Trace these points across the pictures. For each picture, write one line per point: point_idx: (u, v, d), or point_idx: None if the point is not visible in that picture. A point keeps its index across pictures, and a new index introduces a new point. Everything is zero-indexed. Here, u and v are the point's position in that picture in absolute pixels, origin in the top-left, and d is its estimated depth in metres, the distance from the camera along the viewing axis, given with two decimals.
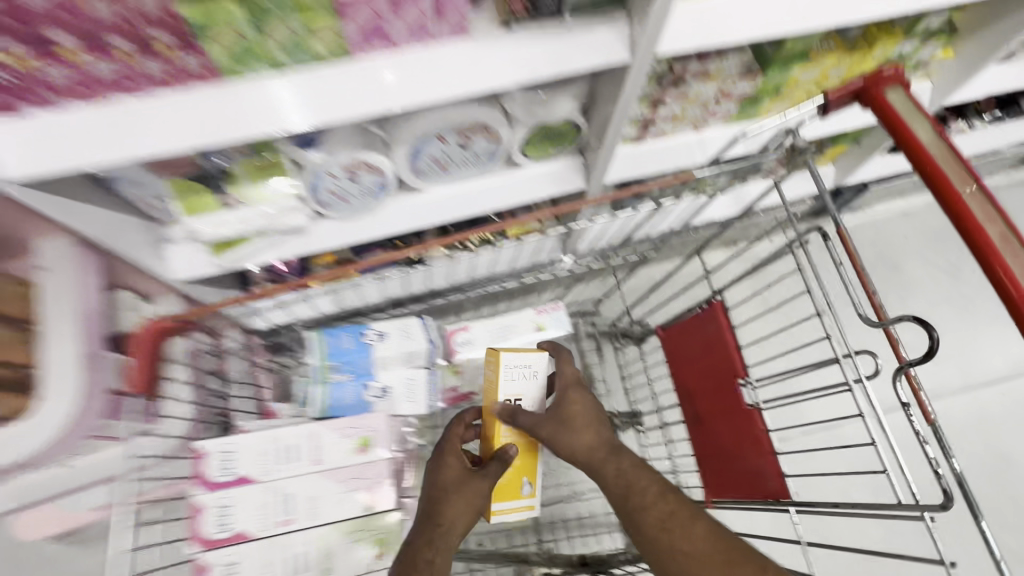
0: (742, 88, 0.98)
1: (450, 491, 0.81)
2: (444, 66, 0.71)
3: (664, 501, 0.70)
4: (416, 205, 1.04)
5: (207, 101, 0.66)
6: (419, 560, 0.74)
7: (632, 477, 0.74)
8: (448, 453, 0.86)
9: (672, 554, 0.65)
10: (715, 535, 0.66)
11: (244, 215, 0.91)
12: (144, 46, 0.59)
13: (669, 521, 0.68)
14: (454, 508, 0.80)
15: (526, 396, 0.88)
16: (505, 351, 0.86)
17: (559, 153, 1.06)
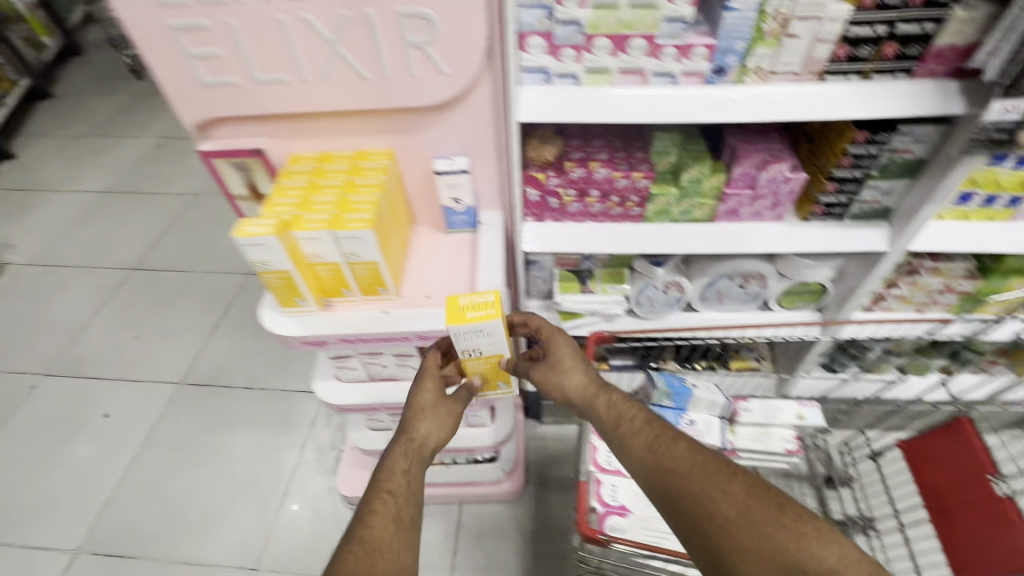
0: (964, 286, 1.31)
1: (426, 411, 0.93)
2: (766, 234, 1.20)
3: (648, 428, 0.84)
4: (690, 320, 1.46)
5: (629, 229, 1.21)
6: (394, 472, 0.85)
7: (618, 407, 0.89)
8: (422, 379, 0.94)
9: (659, 464, 0.79)
10: (691, 447, 0.79)
11: (590, 299, 1.41)
12: (623, 200, 1.16)
13: (659, 442, 0.82)
14: (427, 421, 0.93)
15: (490, 347, 0.92)
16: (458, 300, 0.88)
17: (802, 306, 1.45)
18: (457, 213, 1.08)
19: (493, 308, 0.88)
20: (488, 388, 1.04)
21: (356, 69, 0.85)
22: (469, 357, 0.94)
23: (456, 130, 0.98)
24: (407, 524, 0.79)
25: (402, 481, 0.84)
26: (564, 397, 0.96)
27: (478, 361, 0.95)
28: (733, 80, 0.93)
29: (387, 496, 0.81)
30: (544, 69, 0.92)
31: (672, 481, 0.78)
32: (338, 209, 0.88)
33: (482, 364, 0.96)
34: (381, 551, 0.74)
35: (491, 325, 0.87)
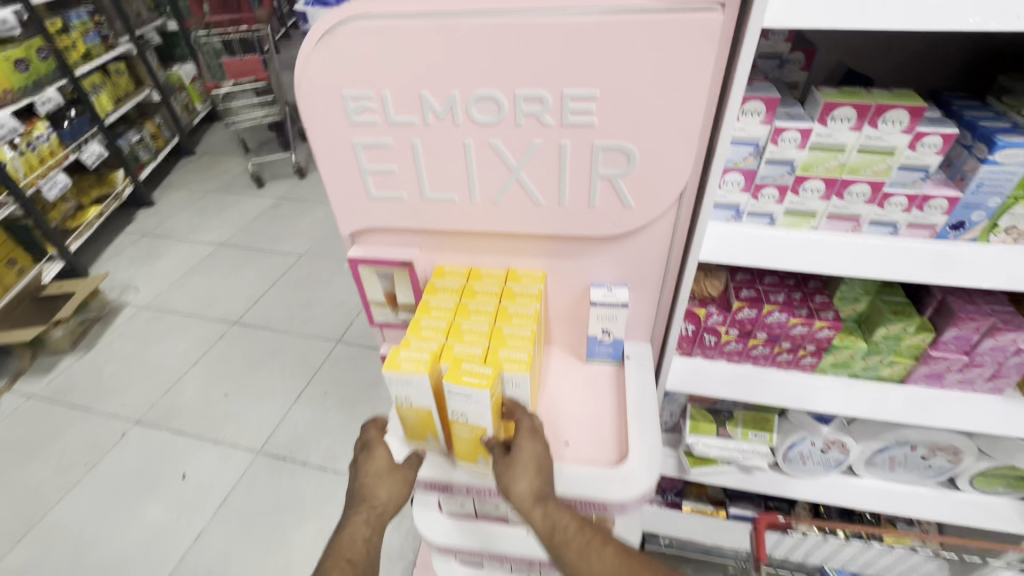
0: None
1: (383, 477, 0.80)
2: (979, 409, 0.96)
3: (584, 532, 0.72)
4: (849, 485, 1.21)
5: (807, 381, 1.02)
6: (354, 541, 0.77)
7: (556, 516, 0.72)
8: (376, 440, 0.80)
9: None
10: (622, 556, 0.70)
11: (727, 445, 1.20)
12: (795, 347, 0.99)
13: (586, 551, 0.70)
14: (387, 487, 0.80)
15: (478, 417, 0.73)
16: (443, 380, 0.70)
17: (1003, 491, 1.15)
18: (603, 344, 0.96)
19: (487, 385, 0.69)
20: (464, 458, 0.80)
21: (533, 195, 0.78)
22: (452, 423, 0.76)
23: (621, 259, 0.88)
24: None
25: (362, 550, 0.77)
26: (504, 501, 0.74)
27: (464, 428, 0.75)
28: (974, 237, 0.77)
29: (346, 562, 0.75)
30: (737, 207, 0.81)
31: None
32: (490, 341, 0.78)
33: (468, 434, 0.76)
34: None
35: (484, 398, 0.70)
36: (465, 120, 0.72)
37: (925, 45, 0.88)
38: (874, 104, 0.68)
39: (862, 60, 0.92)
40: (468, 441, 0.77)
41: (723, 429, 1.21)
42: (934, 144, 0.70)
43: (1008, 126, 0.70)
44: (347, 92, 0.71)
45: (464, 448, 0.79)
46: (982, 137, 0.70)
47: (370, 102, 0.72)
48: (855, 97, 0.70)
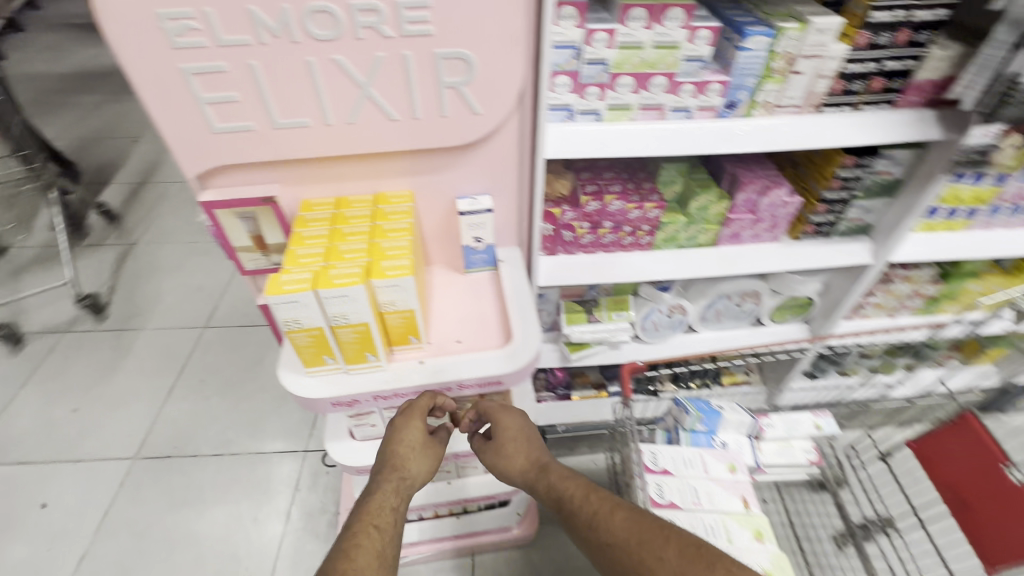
0: (928, 290, 1.45)
1: (416, 451, 0.96)
2: (765, 255, 1.26)
3: (591, 502, 0.88)
4: (690, 340, 1.50)
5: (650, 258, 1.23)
6: (385, 506, 0.89)
7: (560, 488, 0.93)
8: (412, 415, 0.95)
9: (599, 541, 0.83)
10: (629, 518, 0.83)
11: (597, 328, 1.40)
12: (634, 229, 1.18)
13: (596, 518, 0.86)
14: (417, 462, 0.97)
15: (359, 315, 0.77)
16: (313, 287, 0.73)
17: (792, 319, 1.52)
18: (478, 252, 1.05)
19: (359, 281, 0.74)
20: (351, 361, 0.85)
21: (386, 111, 0.81)
22: (332, 330, 0.79)
23: (479, 168, 0.96)
24: (388, 560, 0.82)
25: (390, 516, 0.89)
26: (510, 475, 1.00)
27: (347, 330, 0.79)
28: (743, 113, 0.98)
29: (374, 529, 0.85)
30: (568, 106, 0.93)
31: (614, 558, 0.81)
32: (370, 256, 0.82)
33: (351, 335, 0.80)
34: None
35: (360, 293, 0.74)
36: (304, 36, 0.72)
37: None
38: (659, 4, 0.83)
39: None
40: (353, 343, 0.82)
41: (591, 314, 1.41)
42: (704, 36, 0.88)
43: (753, 19, 0.90)
44: (161, 11, 0.67)
45: (350, 351, 0.83)
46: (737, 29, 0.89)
47: (193, 21, 0.68)
48: None
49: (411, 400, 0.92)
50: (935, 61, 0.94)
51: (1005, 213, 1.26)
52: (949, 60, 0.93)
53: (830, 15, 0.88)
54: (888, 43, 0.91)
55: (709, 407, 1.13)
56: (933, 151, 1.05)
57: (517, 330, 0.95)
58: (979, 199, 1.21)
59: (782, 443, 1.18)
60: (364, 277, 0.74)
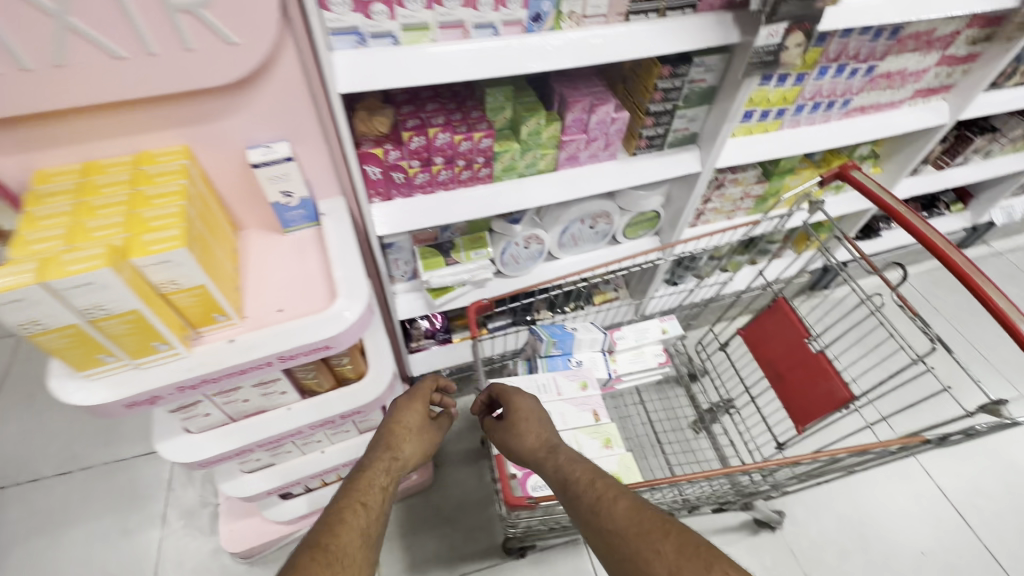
0: (756, 190, 1.57)
1: (412, 432, 1.07)
2: (605, 174, 1.27)
3: (595, 485, 0.79)
4: (553, 268, 1.53)
5: (493, 192, 1.19)
6: (374, 481, 0.94)
7: (565, 469, 0.85)
8: (415, 402, 1.13)
9: (596, 526, 0.73)
10: (631, 506, 0.74)
11: (457, 271, 1.37)
12: (470, 163, 1.12)
13: (598, 504, 0.76)
14: (410, 444, 1.06)
15: (119, 303, 0.65)
16: (38, 279, 0.59)
17: (644, 234, 1.60)
18: (291, 208, 0.94)
19: (103, 262, 0.61)
20: (137, 356, 0.74)
21: (106, 48, 0.65)
22: (88, 325, 0.66)
23: (265, 111, 0.83)
24: (374, 539, 0.84)
25: (379, 493, 0.93)
26: (515, 456, 0.95)
27: (111, 322, 0.67)
28: (552, 27, 0.93)
29: (359, 505, 0.87)
30: (355, 29, 0.82)
31: (609, 545, 0.72)
32: (127, 231, 0.69)
33: (121, 327, 0.68)
34: (344, 560, 0.76)
35: (108, 277, 0.62)
36: None
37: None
38: None
39: None
40: (129, 335, 0.70)
41: (449, 257, 1.36)
42: None
43: None
44: None
45: (129, 345, 0.71)
46: None
47: None
48: None
49: (229, 382, 0.83)
50: None
51: (809, 111, 1.37)
52: None
53: None
54: None
55: (561, 331, 1.16)
56: (737, 55, 1.09)
57: (343, 288, 0.88)
58: (785, 99, 1.29)
59: (634, 352, 1.26)
60: (111, 258, 0.61)
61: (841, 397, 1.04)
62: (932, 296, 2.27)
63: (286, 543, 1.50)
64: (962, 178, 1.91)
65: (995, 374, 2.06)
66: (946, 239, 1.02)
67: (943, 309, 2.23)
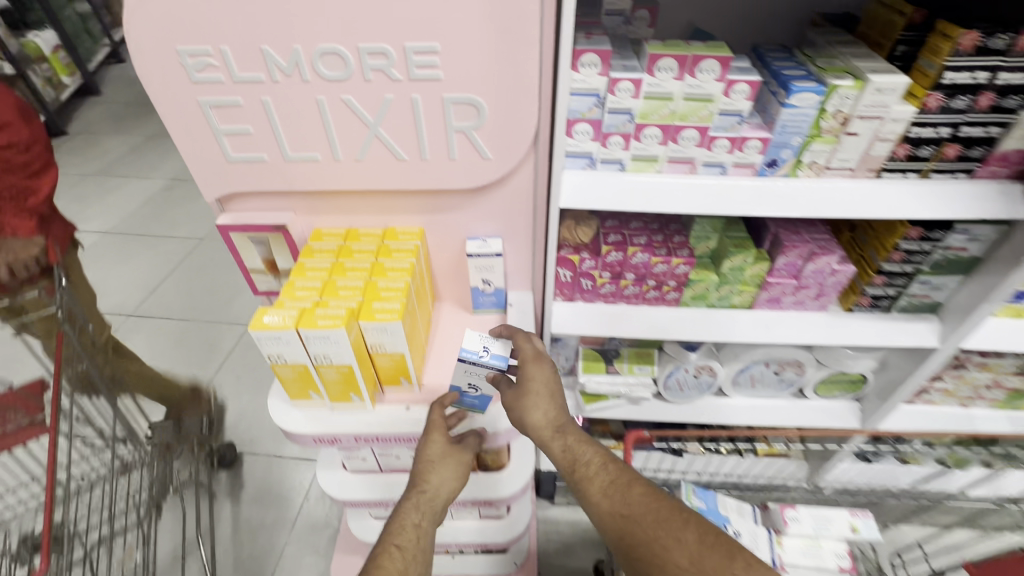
0: (1011, 382, 1.25)
1: (435, 463, 0.85)
2: (809, 325, 1.12)
3: (604, 471, 0.84)
4: (720, 404, 1.38)
5: (677, 316, 1.13)
6: (405, 526, 0.81)
7: (580, 451, 0.85)
8: (430, 429, 0.85)
9: (616, 517, 0.79)
10: (648, 492, 0.81)
11: (616, 380, 1.32)
12: (659, 284, 1.09)
13: (609, 488, 0.82)
14: (438, 475, 0.86)
15: (343, 356, 0.76)
16: (298, 324, 0.72)
17: (840, 395, 1.36)
18: (485, 294, 1.01)
19: (343, 322, 0.73)
20: (336, 399, 0.83)
21: (394, 151, 0.80)
22: (315, 367, 0.77)
23: (493, 211, 0.93)
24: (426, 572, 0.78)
25: (412, 535, 0.80)
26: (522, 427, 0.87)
27: (330, 370, 0.78)
28: (786, 173, 0.88)
29: (396, 550, 0.77)
30: (590, 155, 0.88)
31: (624, 530, 0.78)
32: (363, 296, 0.81)
33: (334, 374, 0.78)
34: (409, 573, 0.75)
35: (342, 336, 0.73)
36: (313, 75, 0.72)
37: (766, 8, 0.98)
38: (690, 55, 0.76)
39: (703, 18, 0.99)
40: (337, 383, 0.80)
41: (611, 365, 1.32)
42: (743, 90, 0.79)
43: (803, 74, 0.81)
44: (182, 47, 0.69)
45: (335, 390, 0.82)
46: (782, 83, 0.80)
47: (210, 58, 0.70)
48: (676, 49, 0.77)
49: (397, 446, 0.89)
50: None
51: None
52: None
53: (896, 74, 0.77)
54: (965, 107, 0.80)
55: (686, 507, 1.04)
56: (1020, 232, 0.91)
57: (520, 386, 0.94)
58: None
59: (806, 541, 1.04)
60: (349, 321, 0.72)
61: None
62: None
63: None
64: None
65: None
66: None
67: None
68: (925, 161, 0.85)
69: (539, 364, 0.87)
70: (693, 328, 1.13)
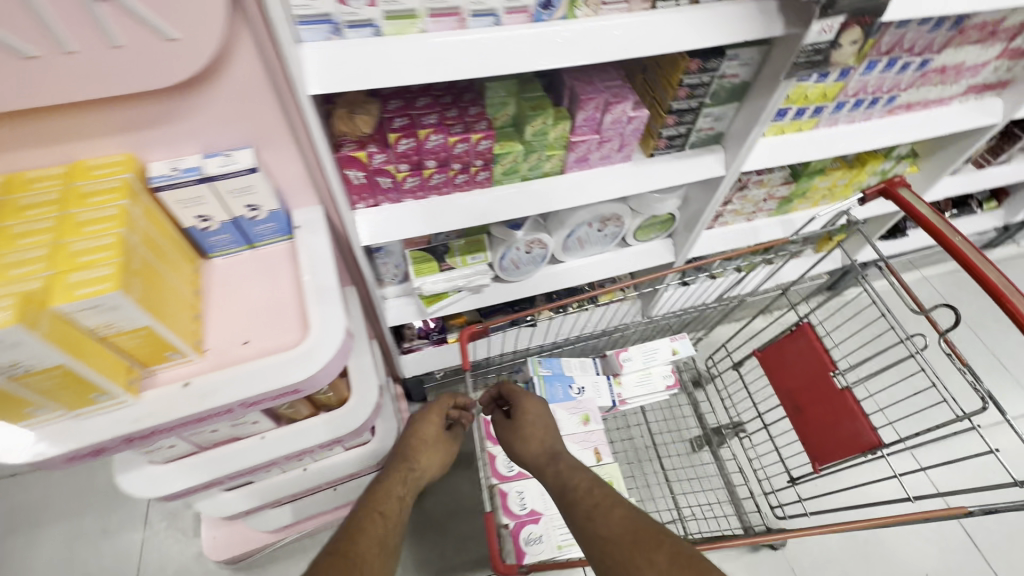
0: (780, 192, 1.44)
1: (428, 443, 1.09)
2: (619, 178, 1.14)
3: (584, 486, 0.81)
4: (556, 272, 1.42)
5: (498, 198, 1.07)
6: (389, 494, 0.91)
7: (563, 476, 0.85)
8: (432, 412, 1.12)
9: (589, 538, 0.71)
10: (628, 515, 0.72)
11: (452, 276, 1.26)
12: (466, 167, 0.99)
13: (592, 512, 0.74)
14: (428, 455, 1.08)
15: (46, 358, 0.55)
16: None
17: (656, 236, 1.47)
18: (211, 234, 0.81)
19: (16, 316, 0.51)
20: (76, 405, 0.64)
21: (7, 44, 0.52)
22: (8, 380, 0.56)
23: (221, 112, 0.71)
24: (391, 548, 0.81)
25: (394, 504, 0.91)
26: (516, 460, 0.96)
27: (38, 378, 0.57)
28: (564, 14, 0.79)
29: (378, 516, 0.86)
30: (327, 17, 0.68)
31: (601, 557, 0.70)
32: (53, 270, 0.58)
33: (49, 380, 0.58)
34: (365, 564, 0.73)
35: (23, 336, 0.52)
36: None
37: None
38: None
39: None
40: (60, 390, 0.60)
41: (443, 261, 1.25)
42: None
43: None
44: None
45: (64, 397, 0.62)
46: None
47: None
48: None
49: (191, 427, 0.74)
50: None
51: (848, 110, 1.23)
52: None
53: None
54: None
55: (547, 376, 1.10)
56: (777, 48, 0.94)
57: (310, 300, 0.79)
58: (824, 96, 1.14)
59: (641, 374, 1.17)
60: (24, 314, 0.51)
61: (867, 440, 0.95)
62: (953, 299, 2.13)
63: (271, 549, 1.45)
64: (1001, 179, 1.74)
65: (1014, 386, 1.94)
66: (962, 233, 0.93)
67: (965, 314, 2.10)
68: None
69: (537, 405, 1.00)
70: (515, 208, 1.08)
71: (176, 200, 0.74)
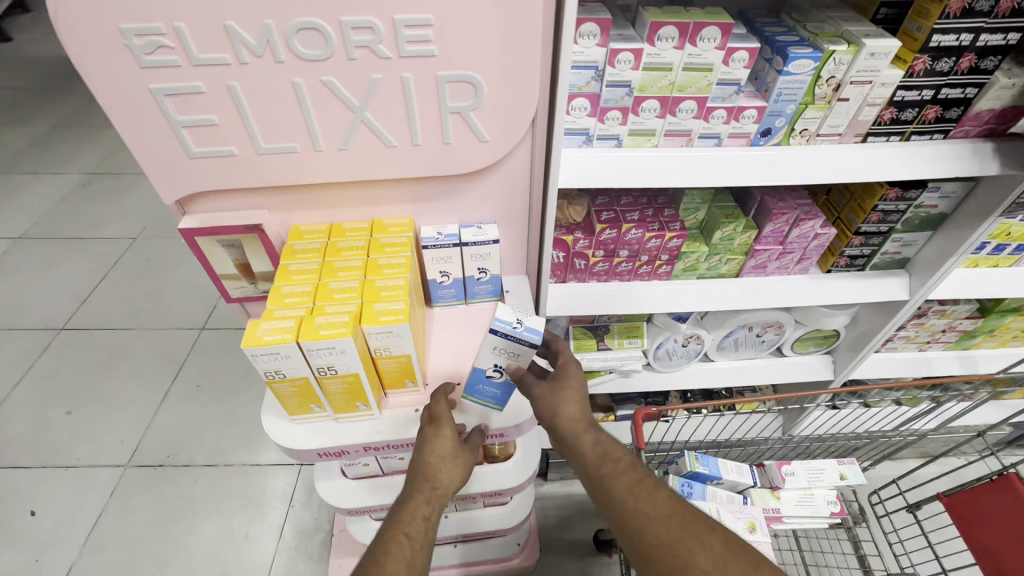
0: (964, 325, 1.35)
1: (447, 461, 0.78)
2: (794, 287, 1.16)
3: (633, 467, 0.78)
4: (705, 370, 1.42)
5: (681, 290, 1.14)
6: (416, 516, 0.75)
7: (607, 449, 0.81)
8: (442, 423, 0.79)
9: (642, 526, 0.72)
10: (674, 498, 0.74)
11: (607, 356, 1.32)
12: (653, 259, 1.09)
13: (637, 489, 0.75)
14: (450, 471, 0.79)
15: (349, 365, 0.70)
16: (298, 337, 0.65)
17: (815, 350, 1.43)
18: (444, 287, 0.95)
19: (349, 329, 0.67)
20: (340, 411, 0.79)
21: (384, 137, 0.73)
22: (319, 378, 0.71)
23: (486, 195, 0.88)
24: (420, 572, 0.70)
25: (421, 529, 0.74)
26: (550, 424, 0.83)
27: (335, 381, 0.72)
28: (779, 141, 0.88)
29: (406, 539, 0.72)
30: (586, 132, 0.84)
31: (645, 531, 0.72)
32: (362, 298, 0.75)
33: (339, 385, 0.73)
34: None
35: (350, 345, 0.67)
36: (289, 55, 0.63)
37: None
38: (692, 22, 0.73)
39: None
40: (341, 394, 0.75)
41: (602, 341, 1.32)
42: (742, 59, 0.78)
43: (797, 40, 0.80)
44: (127, 26, 0.58)
45: (338, 401, 0.76)
46: (779, 51, 0.79)
47: (163, 38, 0.60)
48: (676, 16, 0.74)
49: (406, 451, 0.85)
50: (997, 91, 0.84)
51: None
52: (1013, 90, 0.83)
53: (888, 37, 0.78)
54: (949, 70, 0.82)
55: (471, 388, 0.85)
56: (992, 186, 0.94)
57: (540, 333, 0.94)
58: None
59: (802, 491, 1.11)
60: (355, 328, 0.67)
61: None
62: None
63: None
64: None
65: None
66: None
67: None
68: (909, 120, 0.87)
69: (571, 371, 0.86)
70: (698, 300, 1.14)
71: (441, 257, 0.90)
